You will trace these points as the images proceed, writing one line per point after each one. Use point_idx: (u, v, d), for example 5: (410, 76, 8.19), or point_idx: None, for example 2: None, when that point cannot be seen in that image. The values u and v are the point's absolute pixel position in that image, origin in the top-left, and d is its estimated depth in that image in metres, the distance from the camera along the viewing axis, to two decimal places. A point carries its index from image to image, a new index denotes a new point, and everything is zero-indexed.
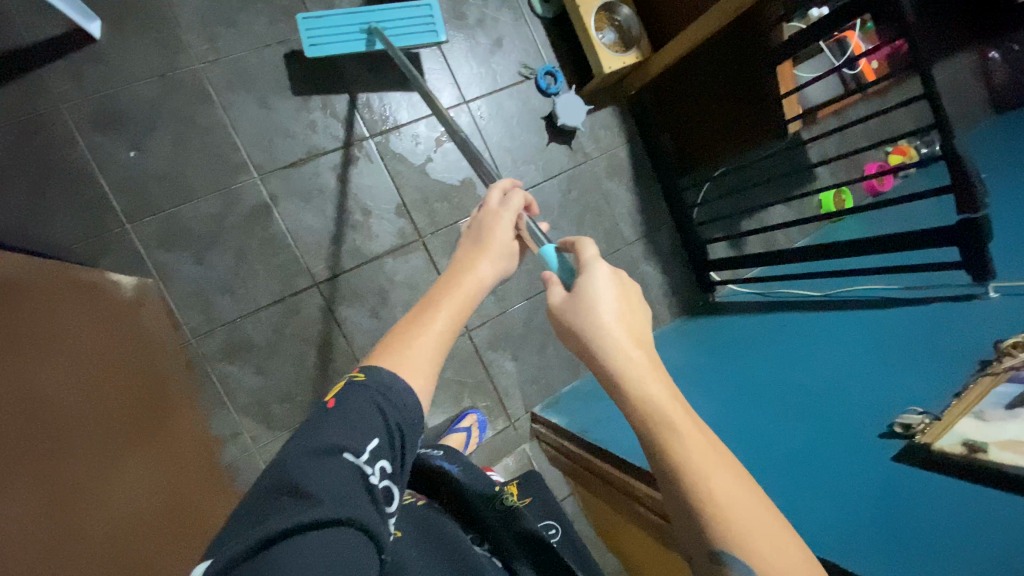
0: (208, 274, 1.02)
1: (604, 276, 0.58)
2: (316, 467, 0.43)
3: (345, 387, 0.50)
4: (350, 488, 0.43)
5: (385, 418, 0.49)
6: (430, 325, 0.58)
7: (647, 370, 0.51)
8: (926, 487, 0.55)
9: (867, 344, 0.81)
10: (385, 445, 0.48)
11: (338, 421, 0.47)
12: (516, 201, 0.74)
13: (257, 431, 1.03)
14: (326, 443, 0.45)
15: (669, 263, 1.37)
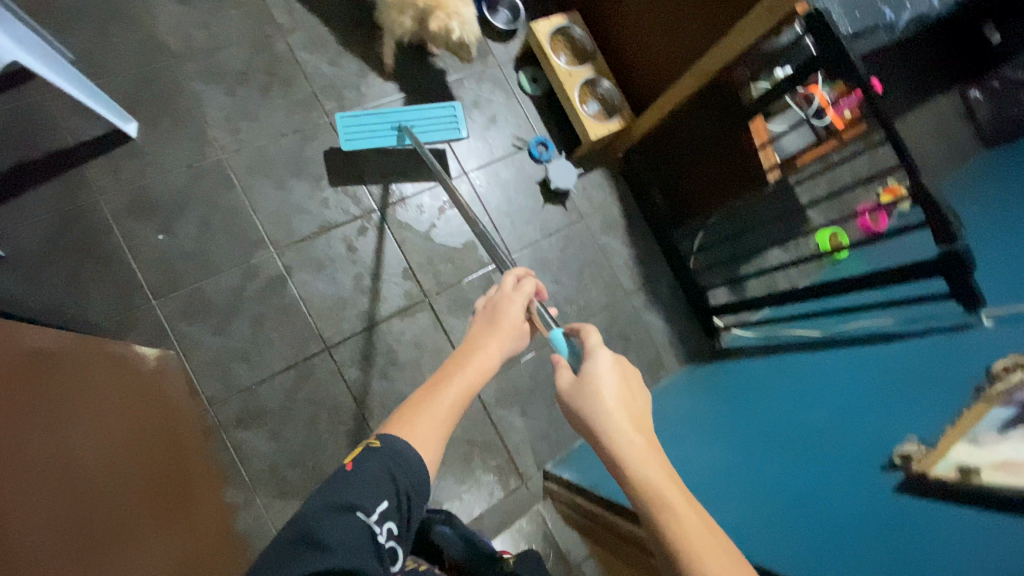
0: (227, 344, 1.07)
1: (607, 363, 0.66)
2: (331, 527, 0.50)
3: (361, 454, 0.57)
4: (361, 548, 0.50)
5: (395, 483, 0.56)
6: (438, 399, 0.66)
7: (645, 452, 0.57)
8: (930, 518, 0.54)
9: (866, 379, 0.81)
10: (393, 508, 0.54)
11: (353, 483, 0.54)
12: (528, 287, 0.81)
13: (269, 498, 1.04)
14: (342, 505, 0.52)
15: (671, 311, 1.40)
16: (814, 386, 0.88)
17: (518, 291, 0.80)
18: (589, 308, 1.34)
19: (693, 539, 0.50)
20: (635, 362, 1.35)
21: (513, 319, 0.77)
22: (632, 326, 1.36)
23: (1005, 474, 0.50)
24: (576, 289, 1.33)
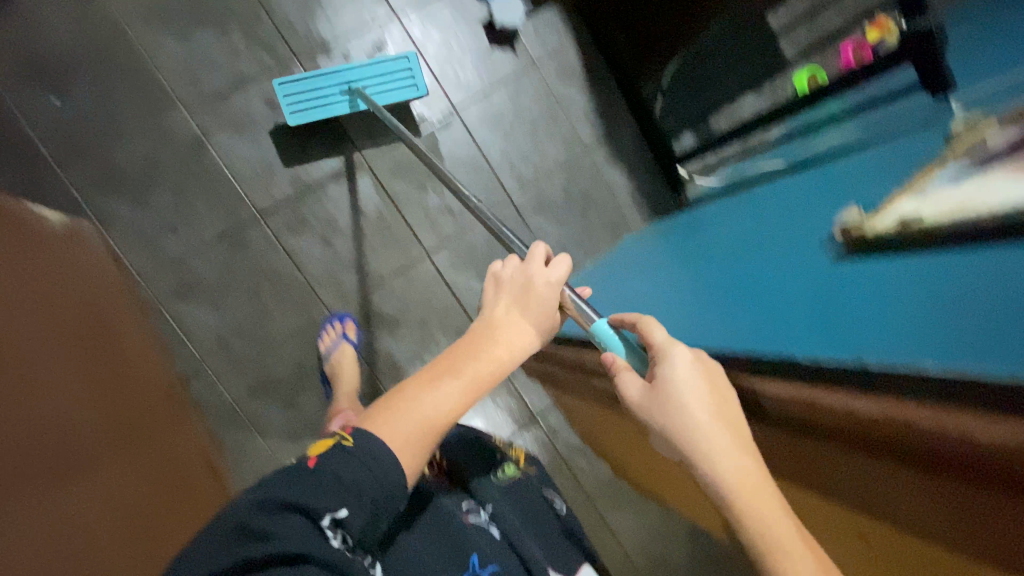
0: (149, 215, 0.99)
1: (686, 363, 0.48)
2: (275, 522, 0.40)
3: (327, 447, 0.45)
4: (310, 541, 0.41)
5: (373, 487, 0.44)
6: (434, 402, 0.50)
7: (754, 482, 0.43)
8: (869, 269, 0.48)
9: (823, 185, 0.75)
10: (358, 508, 0.43)
11: (311, 481, 0.42)
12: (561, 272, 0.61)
13: (220, 368, 1.01)
14: (292, 503, 0.41)
15: (635, 164, 1.31)
16: (772, 206, 0.83)
17: (547, 272, 0.60)
18: (547, 165, 1.24)
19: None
20: (597, 221, 1.28)
21: (542, 308, 0.59)
22: (594, 183, 1.28)
23: (948, 209, 0.44)
24: (532, 144, 1.23)
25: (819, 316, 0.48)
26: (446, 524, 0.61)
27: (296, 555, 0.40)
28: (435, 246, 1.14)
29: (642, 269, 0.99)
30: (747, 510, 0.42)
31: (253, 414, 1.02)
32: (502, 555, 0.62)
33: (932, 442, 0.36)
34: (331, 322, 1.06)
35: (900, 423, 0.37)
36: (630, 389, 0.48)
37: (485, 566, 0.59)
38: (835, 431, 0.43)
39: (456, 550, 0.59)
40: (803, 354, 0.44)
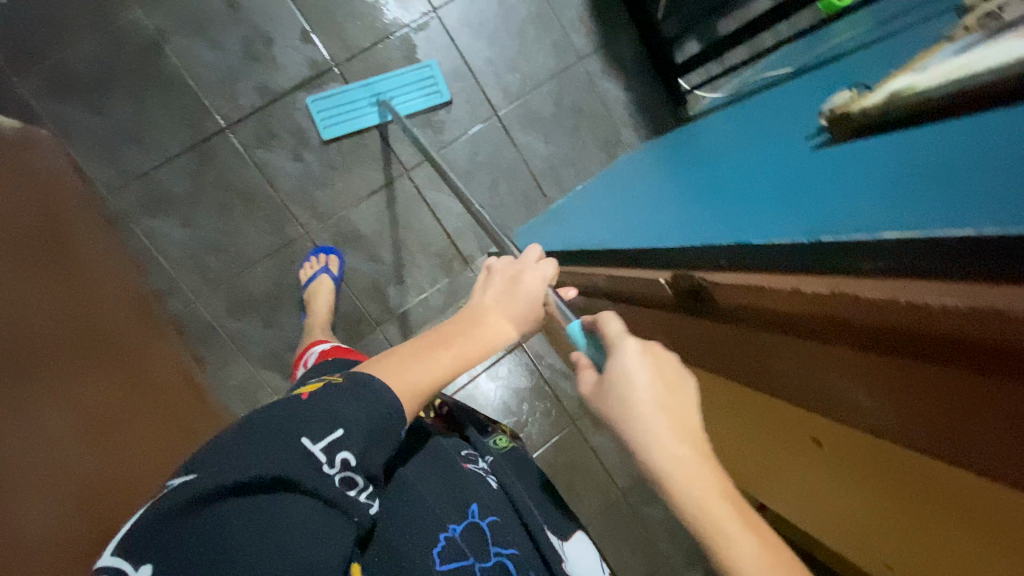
0: (110, 125, 0.95)
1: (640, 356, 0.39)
2: (263, 454, 0.40)
3: (325, 386, 0.46)
4: (301, 469, 0.40)
5: (367, 417, 0.44)
6: (418, 378, 0.48)
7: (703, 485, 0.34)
8: (848, 151, 0.42)
9: (825, 81, 0.66)
10: (354, 434, 0.43)
11: (307, 413, 0.43)
12: (549, 271, 0.56)
13: (196, 286, 1.00)
14: (283, 430, 0.41)
15: (633, 75, 1.21)
16: (770, 108, 0.74)
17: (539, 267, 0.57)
18: (535, 75, 1.15)
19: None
20: (589, 139, 1.20)
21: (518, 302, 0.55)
22: (586, 95, 1.19)
23: (945, 72, 0.37)
24: (520, 51, 1.14)
25: (784, 197, 0.42)
26: (446, 469, 0.56)
27: (280, 481, 0.39)
28: (413, 162, 1.09)
29: (628, 186, 0.93)
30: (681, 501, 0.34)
31: (233, 332, 1.02)
32: (504, 507, 0.57)
33: (871, 325, 0.29)
34: (315, 253, 1.03)
35: (839, 302, 0.30)
36: (585, 385, 0.41)
37: (486, 518, 0.54)
38: (779, 323, 0.36)
39: (457, 496, 0.54)
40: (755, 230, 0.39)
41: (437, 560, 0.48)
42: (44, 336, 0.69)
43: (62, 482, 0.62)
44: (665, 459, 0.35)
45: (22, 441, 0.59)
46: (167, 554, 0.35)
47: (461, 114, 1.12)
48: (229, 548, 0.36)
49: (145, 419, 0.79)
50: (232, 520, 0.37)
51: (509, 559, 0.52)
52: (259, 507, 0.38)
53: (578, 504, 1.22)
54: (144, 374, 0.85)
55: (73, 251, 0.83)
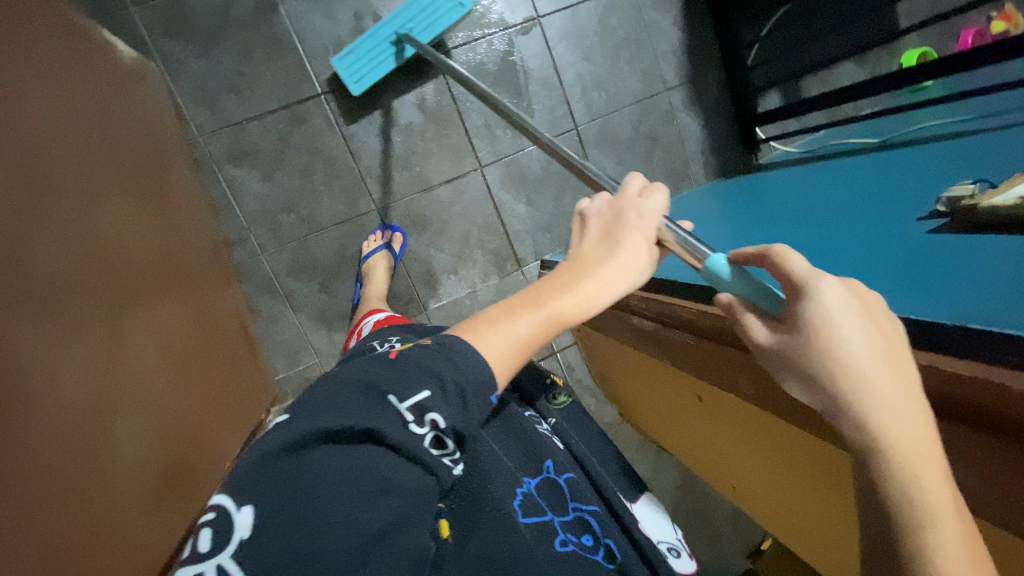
0: (214, 71, 0.97)
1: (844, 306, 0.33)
2: (343, 406, 0.35)
3: (409, 347, 0.41)
4: (388, 424, 0.35)
5: (457, 377, 0.39)
6: (512, 328, 0.43)
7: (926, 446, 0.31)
8: (969, 244, 0.44)
9: (924, 162, 0.68)
10: (442, 394, 0.38)
11: (390, 369, 0.38)
12: (659, 203, 0.52)
13: (264, 239, 1.02)
14: (367, 386, 0.37)
15: (712, 115, 1.24)
16: (860, 176, 0.76)
17: (641, 202, 0.52)
18: (620, 97, 1.18)
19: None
20: (658, 167, 1.23)
21: (632, 237, 0.49)
22: (664, 125, 1.21)
23: None
24: (610, 72, 1.16)
25: (904, 272, 0.44)
26: (517, 427, 0.58)
27: (364, 433, 0.34)
28: (489, 160, 1.11)
29: (695, 221, 0.96)
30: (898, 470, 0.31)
31: (289, 291, 1.04)
32: (575, 469, 0.60)
33: (1000, 409, 0.31)
34: (383, 229, 1.07)
35: (977, 388, 0.32)
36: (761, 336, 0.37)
37: (562, 475, 0.57)
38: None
39: (531, 453, 0.57)
40: (876, 303, 0.41)
41: (521, 512, 0.49)
42: (147, 276, 0.77)
43: (158, 409, 0.68)
44: (893, 437, 0.31)
45: (130, 365, 0.65)
46: (265, 491, 0.30)
47: (543, 122, 1.15)
48: (321, 496, 0.31)
49: (208, 353, 0.85)
50: (322, 468, 0.32)
51: (590, 515, 0.55)
52: (349, 456, 0.33)
53: None
54: (217, 325, 0.91)
55: (176, 207, 0.91)
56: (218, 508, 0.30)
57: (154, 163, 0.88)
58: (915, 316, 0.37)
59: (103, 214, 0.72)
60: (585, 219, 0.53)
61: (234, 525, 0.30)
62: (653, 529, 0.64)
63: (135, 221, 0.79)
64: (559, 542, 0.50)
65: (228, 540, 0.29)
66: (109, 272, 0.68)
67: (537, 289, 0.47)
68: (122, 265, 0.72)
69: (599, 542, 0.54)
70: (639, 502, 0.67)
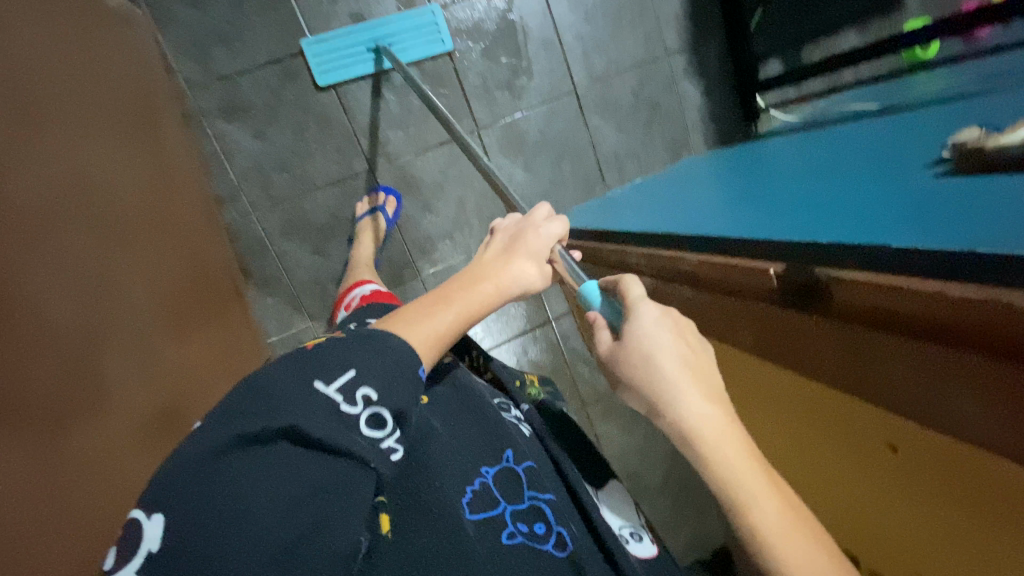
0: (204, 21, 0.93)
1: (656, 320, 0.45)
2: (266, 404, 0.35)
3: (332, 340, 0.42)
4: (311, 419, 0.35)
5: (383, 360, 0.41)
6: (430, 323, 0.47)
7: (723, 431, 0.41)
8: (975, 184, 0.44)
9: (926, 123, 0.68)
10: (369, 373, 0.39)
11: (314, 362, 0.39)
12: (555, 230, 0.61)
13: (257, 200, 1.00)
14: (292, 378, 0.37)
15: (713, 82, 1.22)
16: (862, 138, 0.75)
17: (545, 227, 0.61)
18: (620, 61, 1.16)
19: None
20: (657, 135, 1.21)
21: (532, 253, 0.59)
22: (664, 93, 1.20)
23: None
24: (611, 34, 1.14)
25: (910, 211, 0.44)
26: (475, 414, 0.56)
27: (283, 434, 0.34)
28: (487, 123, 1.10)
29: (695, 185, 0.96)
30: (710, 453, 0.40)
31: (282, 253, 1.03)
32: (537, 455, 0.57)
33: (997, 328, 0.32)
34: (379, 191, 1.05)
35: (977, 310, 0.33)
36: (601, 344, 0.47)
37: (520, 464, 0.54)
38: (896, 325, 0.38)
39: (488, 441, 0.54)
40: (879, 238, 0.40)
41: (468, 508, 0.48)
42: (135, 230, 0.75)
43: (153, 366, 0.67)
44: (694, 424, 0.41)
45: (121, 320, 0.64)
46: (176, 504, 0.30)
47: (542, 85, 1.12)
48: (237, 505, 0.31)
49: (200, 315, 0.85)
50: (238, 477, 0.32)
51: (545, 505, 0.52)
52: (267, 462, 0.33)
53: None
54: (211, 284, 0.91)
55: (168, 163, 0.90)
56: (130, 523, 0.31)
57: (140, 117, 0.85)
58: (916, 243, 0.37)
59: (93, 167, 0.70)
60: (494, 237, 0.62)
61: (143, 537, 0.30)
62: (615, 515, 0.61)
63: (123, 177, 0.77)
64: (506, 535, 0.48)
65: (135, 554, 0.30)
66: (99, 228, 0.67)
67: (449, 288, 0.52)
68: (112, 221, 0.71)
69: (552, 530, 0.51)
70: (605, 489, 0.64)
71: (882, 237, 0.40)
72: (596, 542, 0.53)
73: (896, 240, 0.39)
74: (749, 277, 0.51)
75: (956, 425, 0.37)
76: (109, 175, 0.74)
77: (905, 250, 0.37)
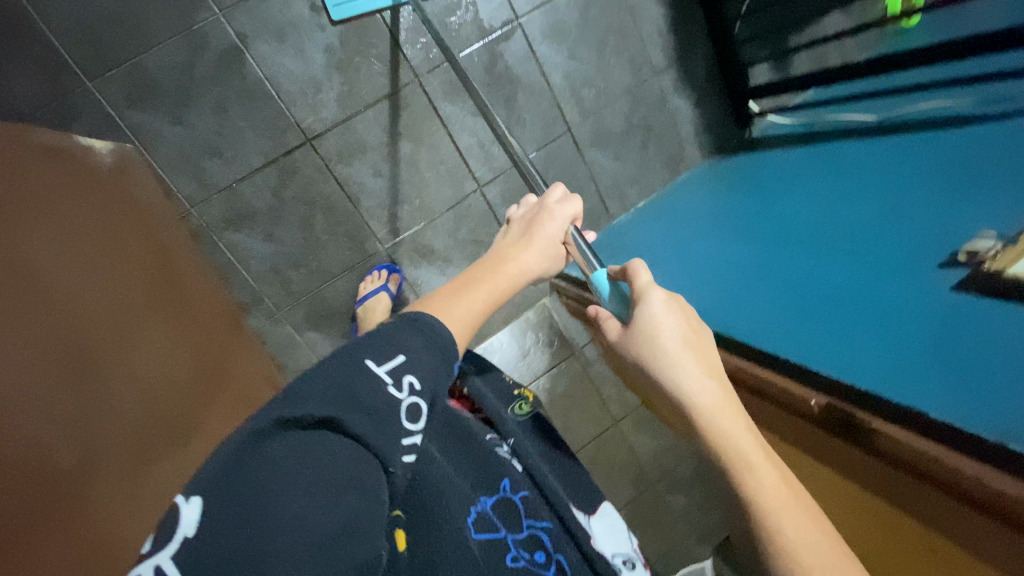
0: (192, 136, 0.91)
1: (660, 305, 0.51)
2: (321, 389, 0.34)
3: (378, 324, 0.41)
4: (351, 411, 0.34)
5: (430, 349, 0.40)
6: (464, 305, 0.48)
7: (720, 400, 0.46)
8: (992, 312, 0.49)
9: (924, 173, 0.71)
10: (418, 361, 0.39)
11: (371, 341, 0.38)
12: (569, 208, 0.65)
13: (279, 298, 1.02)
14: (346, 356, 0.37)
15: (703, 93, 1.21)
16: (862, 182, 0.79)
17: (558, 206, 0.65)
18: (610, 90, 1.14)
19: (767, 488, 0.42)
20: (655, 155, 1.21)
21: (548, 234, 0.62)
22: (657, 112, 1.19)
23: None
24: (598, 65, 1.11)
25: (938, 349, 0.50)
26: (466, 439, 0.54)
27: (326, 421, 0.33)
28: (487, 179, 1.09)
29: (707, 218, 1.00)
30: (711, 420, 0.45)
31: (311, 342, 1.06)
32: (529, 486, 0.56)
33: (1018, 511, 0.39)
34: (377, 269, 1.06)
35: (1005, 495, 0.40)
36: (611, 330, 0.54)
37: (517, 492, 0.53)
38: (934, 476, 0.45)
39: (485, 470, 0.53)
40: (921, 401, 0.47)
41: (472, 528, 0.47)
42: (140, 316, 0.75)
43: (182, 441, 0.70)
44: (700, 397, 0.46)
45: (113, 410, 0.63)
46: (210, 483, 0.29)
47: (536, 129, 1.11)
48: (274, 492, 0.29)
49: (211, 394, 0.80)
50: (273, 460, 0.31)
51: (543, 532, 0.52)
52: (302, 445, 0.32)
53: (613, 494, 1.32)
54: (219, 370, 0.85)
55: (182, 285, 0.88)
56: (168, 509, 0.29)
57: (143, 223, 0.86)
58: (956, 420, 0.44)
59: (88, 266, 0.70)
60: (510, 223, 0.66)
61: (181, 521, 0.28)
62: (609, 541, 0.58)
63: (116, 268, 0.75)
64: (510, 558, 0.48)
65: (172, 538, 0.28)
66: (105, 338, 0.67)
67: (474, 274, 0.54)
68: (113, 319, 0.70)
69: (552, 559, 0.51)
70: (598, 513, 0.61)
71: (924, 401, 0.46)
72: (588, 566, 0.53)
73: (935, 408, 0.45)
74: (791, 394, 0.58)
75: (984, 553, 0.44)
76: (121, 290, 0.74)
77: (949, 426, 0.44)
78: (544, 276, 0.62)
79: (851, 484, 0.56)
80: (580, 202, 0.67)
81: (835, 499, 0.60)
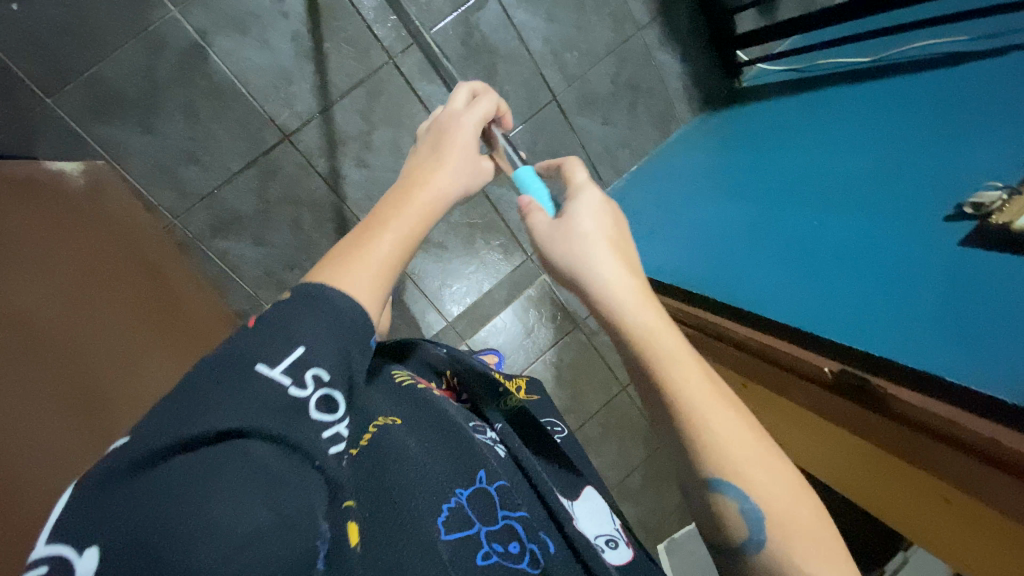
0: (163, 144, 0.88)
1: (593, 202, 0.49)
2: (204, 400, 0.32)
3: (274, 305, 0.38)
4: (262, 414, 0.32)
5: (332, 330, 0.37)
6: (367, 259, 0.43)
7: (642, 294, 0.44)
8: (1001, 267, 0.49)
9: (924, 118, 0.69)
10: (321, 353, 0.36)
11: (263, 335, 0.36)
12: (483, 107, 0.58)
13: (276, 301, 1.01)
14: (233, 362, 0.34)
15: (690, 46, 1.16)
16: (858, 132, 0.76)
17: (472, 108, 0.57)
18: (593, 52, 1.09)
19: (678, 372, 0.41)
20: (644, 116, 1.18)
21: (464, 145, 0.55)
22: (643, 71, 1.14)
23: None
24: (577, 26, 1.06)
25: (945, 313, 0.50)
26: (449, 430, 0.53)
27: (242, 431, 0.31)
28: None
29: (702, 177, 0.98)
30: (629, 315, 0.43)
31: None
32: (512, 475, 0.54)
33: None
34: None
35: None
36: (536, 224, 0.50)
37: (494, 483, 0.51)
38: (952, 437, 0.46)
39: (462, 461, 0.51)
40: (937, 368, 0.47)
41: (442, 530, 0.45)
42: (141, 336, 0.75)
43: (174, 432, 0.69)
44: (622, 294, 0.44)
45: (110, 424, 0.62)
46: (115, 526, 0.28)
47: (520, 100, 1.07)
48: (182, 512, 0.28)
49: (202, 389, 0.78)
50: (184, 484, 0.29)
51: (518, 522, 0.49)
52: (201, 467, 0.30)
53: (626, 454, 1.36)
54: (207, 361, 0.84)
55: (171, 286, 0.87)
56: (58, 561, 0.27)
57: (129, 235, 0.84)
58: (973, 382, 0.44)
59: (64, 285, 0.67)
60: (422, 136, 0.58)
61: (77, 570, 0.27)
62: (590, 521, 0.56)
63: (97, 278, 0.73)
64: (481, 555, 0.45)
65: None
66: (91, 355, 0.65)
67: (380, 212, 0.48)
68: (99, 334, 0.68)
69: (526, 548, 0.48)
70: (581, 497, 0.59)
71: (933, 364, 0.47)
72: (568, 549, 0.51)
73: (950, 372, 0.46)
74: (806, 362, 0.59)
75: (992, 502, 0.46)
76: (110, 308, 0.73)
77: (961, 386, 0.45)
78: (470, 188, 0.55)
79: (864, 444, 0.58)
80: (491, 96, 0.59)
81: (860, 460, 0.61)
